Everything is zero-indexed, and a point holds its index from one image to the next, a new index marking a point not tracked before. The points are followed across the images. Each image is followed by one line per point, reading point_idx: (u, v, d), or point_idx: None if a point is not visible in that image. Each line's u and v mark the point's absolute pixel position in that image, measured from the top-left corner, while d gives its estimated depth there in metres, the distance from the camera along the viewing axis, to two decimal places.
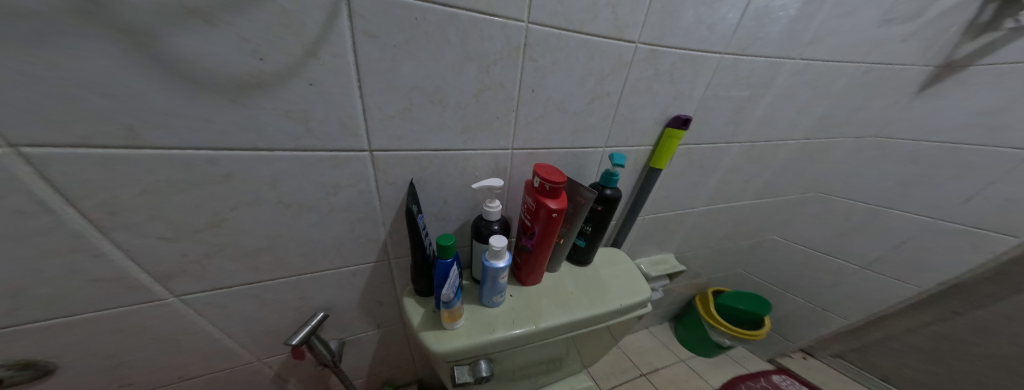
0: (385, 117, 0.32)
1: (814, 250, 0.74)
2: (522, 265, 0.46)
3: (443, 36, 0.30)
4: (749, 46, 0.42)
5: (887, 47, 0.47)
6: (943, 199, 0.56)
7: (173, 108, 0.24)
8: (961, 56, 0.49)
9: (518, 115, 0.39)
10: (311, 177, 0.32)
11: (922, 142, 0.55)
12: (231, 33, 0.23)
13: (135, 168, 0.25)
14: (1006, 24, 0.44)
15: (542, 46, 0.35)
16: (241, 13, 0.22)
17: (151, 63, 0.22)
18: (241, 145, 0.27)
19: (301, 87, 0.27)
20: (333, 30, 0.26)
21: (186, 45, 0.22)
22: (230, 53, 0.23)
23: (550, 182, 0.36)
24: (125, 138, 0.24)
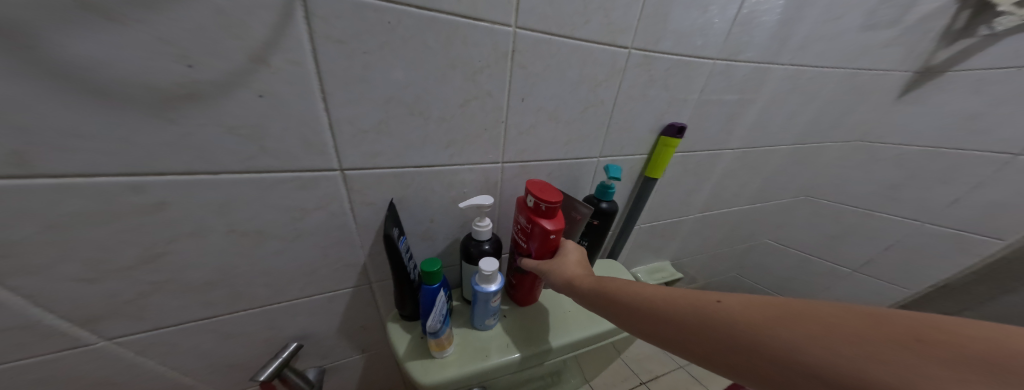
0: (358, 132, 0.28)
1: (805, 252, 0.74)
2: (520, 286, 0.43)
3: (421, 42, 0.27)
4: (742, 52, 0.41)
5: (871, 53, 0.47)
6: (931, 202, 0.57)
7: (75, 128, 0.20)
8: (938, 62, 0.49)
9: (508, 126, 0.36)
10: (269, 200, 0.28)
11: (906, 146, 0.56)
12: (146, 34, 0.19)
13: (34, 201, 0.21)
14: (980, 31, 0.45)
15: (531, 52, 0.32)
16: (161, 10, 0.19)
17: (37, 71, 0.18)
18: (177, 168, 0.24)
19: (251, 100, 0.23)
20: (287, 34, 0.23)
21: (83, 50, 0.18)
22: (149, 59, 0.20)
23: (544, 201, 0.33)
24: (15, 166, 0.19)
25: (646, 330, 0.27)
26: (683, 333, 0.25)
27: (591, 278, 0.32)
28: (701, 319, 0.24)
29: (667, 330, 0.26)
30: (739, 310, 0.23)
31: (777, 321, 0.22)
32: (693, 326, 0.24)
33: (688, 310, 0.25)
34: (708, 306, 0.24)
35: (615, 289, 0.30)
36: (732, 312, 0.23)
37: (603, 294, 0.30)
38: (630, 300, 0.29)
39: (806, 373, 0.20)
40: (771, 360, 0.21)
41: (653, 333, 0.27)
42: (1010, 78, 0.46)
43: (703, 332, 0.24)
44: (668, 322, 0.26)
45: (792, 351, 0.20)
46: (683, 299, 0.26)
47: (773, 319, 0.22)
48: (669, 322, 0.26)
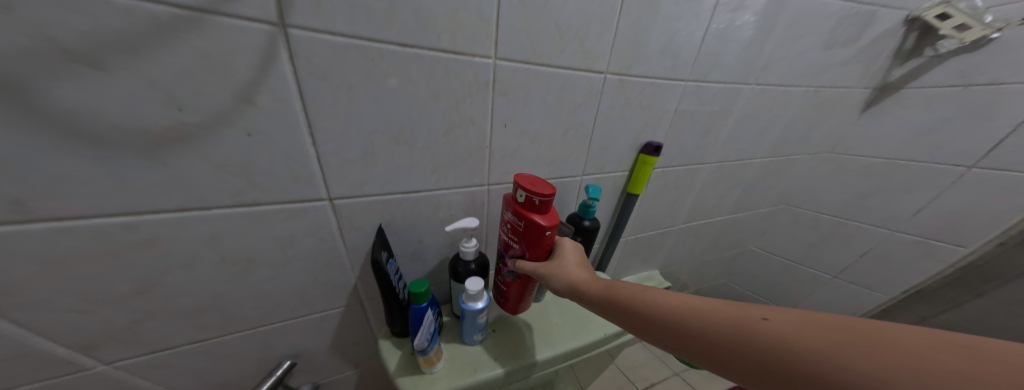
0: (344, 163, 0.30)
1: (788, 259, 0.76)
2: (513, 291, 0.42)
3: (404, 75, 0.29)
4: (710, 73, 0.43)
5: (834, 70, 0.49)
6: (897, 212, 0.59)
7: (70, 175, 0.21)
8: (895, 79, 0.53)
9: (492, 151, 0.38)
10: (259, 230, 0.29)
11: (873, 158, 0.59)
12: (135, 81, 0.21)
13: (32, 242, 0.22)
14: (926, 52, 0.49)
15: (510, 80, 0.34)
16: (151, 58, 0.21)
17: (31, 124, 0.19)
18: (169, 204, 0.25)
19: (238, 138, 0.25)
20: (271, 73, 0.24)
21: (77, 99, 0.19)
22: (139, 106, 0.21)
23: (538, 194, 0.32)
24: (15, 212, 0.21)
25: (684, 344, 0.27)
26: (732, 352, 0.25)
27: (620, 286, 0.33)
28: (751, 338, 0.24)
29: (710, 345, 0.26)
30: (793, 330, 0.23)
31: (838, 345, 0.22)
32: (740, 344, 0.25)
33: (735, 327, 0.25)
34: (751, 322, 0.25)
35: (652, 302, 0.30)
36: (784, 331, 0.24)
37: (637, 306, 0.30)
38: (671, 315, 0.28)
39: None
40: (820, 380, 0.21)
41: (690, 346, 0.27)
42: (958, 96, 0.49)
43: (752, 351, 0.24)
44: (710, 336, 0.26)
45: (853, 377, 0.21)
46: (730, 315, 0.26)
47: (835, 341, 0.22)
48: (712, 338, 0.26)
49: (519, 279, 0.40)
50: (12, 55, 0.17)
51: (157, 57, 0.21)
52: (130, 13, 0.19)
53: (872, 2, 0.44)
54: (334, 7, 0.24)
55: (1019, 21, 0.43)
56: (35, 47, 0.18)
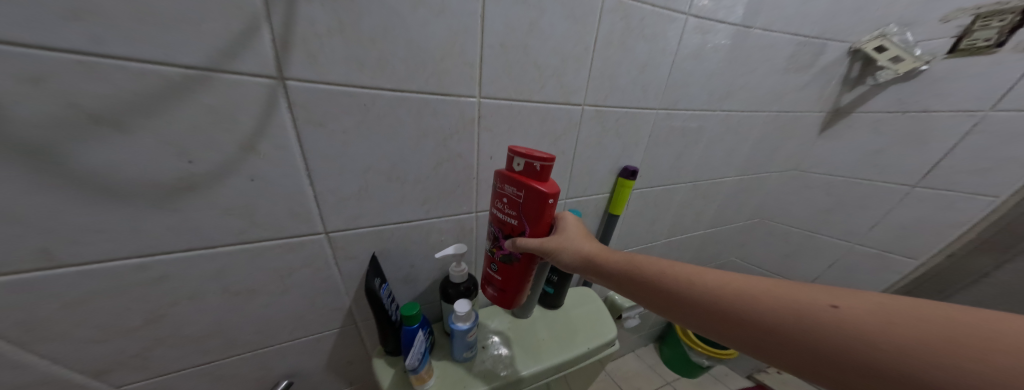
0: (340, 199, 0.33)
1: (767, 271, 0.80)
2: (510, 279, 0.39)
3: (396, 117, 0.33)
4: (678, 102, 0.49)
5: (789, 96, 0.56)
6: (856, 226, 0.64)
7: (92, 224, 0.24)
8: (844, 104, 0.60)
9: (479, 181, 0.41)
10: (259, 261, 0.32)
11: (831, 176, 0.64)
12: (151, 139, 0.24)
13: (53, 285, 0.24)
14: (868, 80, 0.56)
15: (495, 116, 0.38)
16: (165, 119, 0.24)
17: (58, 183, 0.22)
18: (178, 243, 0.27)
19: (242, 183, 0.28)
20: (272, 122, 0.27)
21: (101, 158, 0.22)
22: (154, 160, 0.24)
23: (539, 160, 0.30)
24: (40, 260, 0.23)
25: (744, 331, 0.28)
26: (799, 340, 0.25)
27: (673, 274, 0.33)
28: (820, 326, 0.25)
29: (775, 332, 0.26)
30: (864, 319, 0.24)
31: (913, 335, 0.22)
32: (807, 332, 0.25)
33: (802, 317, 0.26)
34: (818, 309, 0.25)
35: (709, 289, 0.30)
36: (855, 320, 0.24)
37: (693, 293, 0.31)
38: (731, 301, 0.29)
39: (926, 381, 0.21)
40: (887, 367, 0.22)
41: (751, 333, 0.27)
42: (899, 120, 0.55)
43: (820, 339, 0.24)
44: (775, 325, 0.26)
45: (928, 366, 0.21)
46: (797, 304, 0.26)
47: (909, 330, 0.22)
48: (776, 325, 0.26)
49: (517, 264, 0.37)
50: (46, 126, 0.20)
51: (169, 117, 0.24)
52: (144, 76, 0.22)
53: (817, 36, 0.51)
54: (330, 63, 0.28)
55: (942, 55, 0.50)
56: (63, 119, 0.21)
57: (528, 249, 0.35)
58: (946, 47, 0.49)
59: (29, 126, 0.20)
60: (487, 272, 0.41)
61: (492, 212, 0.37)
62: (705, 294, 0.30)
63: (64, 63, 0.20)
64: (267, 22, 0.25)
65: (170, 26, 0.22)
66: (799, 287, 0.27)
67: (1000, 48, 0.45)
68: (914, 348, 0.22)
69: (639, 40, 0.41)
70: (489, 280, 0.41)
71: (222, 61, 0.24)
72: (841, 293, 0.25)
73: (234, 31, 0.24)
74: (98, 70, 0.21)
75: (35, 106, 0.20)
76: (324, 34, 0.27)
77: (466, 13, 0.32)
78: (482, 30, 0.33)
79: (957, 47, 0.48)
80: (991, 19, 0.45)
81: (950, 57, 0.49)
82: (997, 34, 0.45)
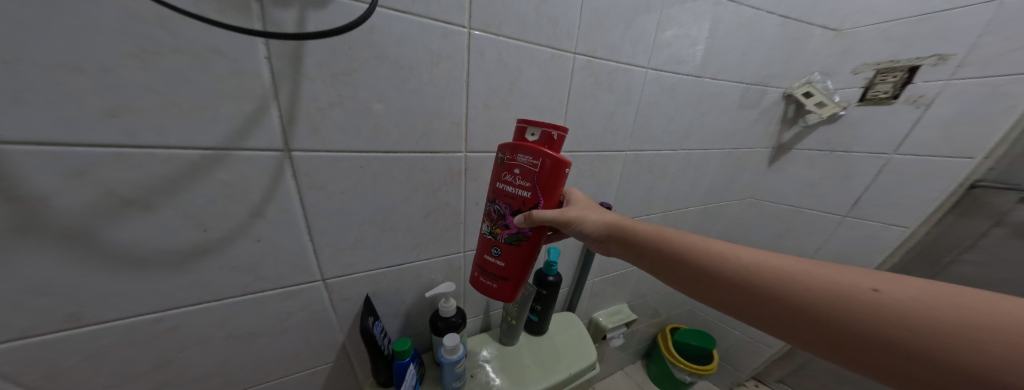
0: (336, 250, 0.38)
1: None
2: (517, 262, 0.38)
3: (389, 175, 0.38)
4: (645, 143, 0.57)
5: (739, 136, 0.67)
6: (804, 247, 0.75)
7: (116, 289, 0.29)
8: (786, 140, 0.71)
9: (466, 225, 0.47)
10: (261, 307, 0.36)
11: (780, 204, 0.77)
12: (173, 214, 0.29)
13: (81, 340, 0.29)
14: (800, 121, 0.69)
15: (480, 167, 0.44)
16: (185, 197, 0.28)
17: (93, 257, 0.27)
18: (190, 297, 0.32)
19: (248, 244, 0.33)
20: (277, 189, 0.32)
21: (130, 235, 0.28)
22: (174, 232, 0.29)
23: (556, 128, 0.32)
24: (68, 321, 0.28)
25: (776, 304, 0.31)
26: (830, 315, 0.28)
27: (715, 255, 0.35)
28: (855, 302, 0.27)
29: (807, 306, 0.29)
30: (899, 299, 0.26)
31: (940, 316, 0.25)
32: (839, 308, 0.28)
33: (838, 295, 0.28)
34: (856, 292, 0.28)
35: (749, 268, 0.33)
36: (891, 300, 0.26)
37: (733, 272, 0.33)
38: (769, 279, 0.32)
39: (941, 357, 0.24)
40: (908, 344, 0.25)
41: (783, 306, 0.30)
42: (828, 158, 0.67)
43: (849, 315, 0.27)
44: (809, 301, 0.29)
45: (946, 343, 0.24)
46: (836, 284, 0.29)
47: (936, 311, 0.25)
48: (810, 300, 0.29)
49: (525, 243, 0.37)
50: (86, 213, 0.25)
51: (187, 194, 0.28)
52: (169, 161, 0.27)
53: (761, 83, 0.63)
54: (331, 134, 0.33)
55: (855, 102, 0.63)
56: (101, 204, 0.26)
57: (548, 220, 0.35)
58: (857, 95, 0.62)
59: (74, 214, 0.25)
60: (486, 259, 0.39)
61: (499, 187, 0.36)
62: (743, 271, 0.33)
63: (105, 157, 0.25)
64: (275, 101, 0.30)
65: (195, 115, 0.27)
66: (840, 271, 0.29)
67: (895, 100, 0.58)
68: (939, 330, 0.24)
69: (604, 92, 0.50)
70: (491, 267, 0.39)
71: (236, 141, 0.29)
72: (881, 277, 0.27)
73: (246, 113, 0.29)
74: (132, 160, 0.26)
75: (80, 197, 0.25)
76: (325, 107, 0.32)
77: (452, 81, 0.38)
78: (466, 95, 0.40)
79: (865, 97, 0.61)
80: (885, 75, 0.59)
81: (861, 104, 0.62)
82: (891, 88, 0.58)
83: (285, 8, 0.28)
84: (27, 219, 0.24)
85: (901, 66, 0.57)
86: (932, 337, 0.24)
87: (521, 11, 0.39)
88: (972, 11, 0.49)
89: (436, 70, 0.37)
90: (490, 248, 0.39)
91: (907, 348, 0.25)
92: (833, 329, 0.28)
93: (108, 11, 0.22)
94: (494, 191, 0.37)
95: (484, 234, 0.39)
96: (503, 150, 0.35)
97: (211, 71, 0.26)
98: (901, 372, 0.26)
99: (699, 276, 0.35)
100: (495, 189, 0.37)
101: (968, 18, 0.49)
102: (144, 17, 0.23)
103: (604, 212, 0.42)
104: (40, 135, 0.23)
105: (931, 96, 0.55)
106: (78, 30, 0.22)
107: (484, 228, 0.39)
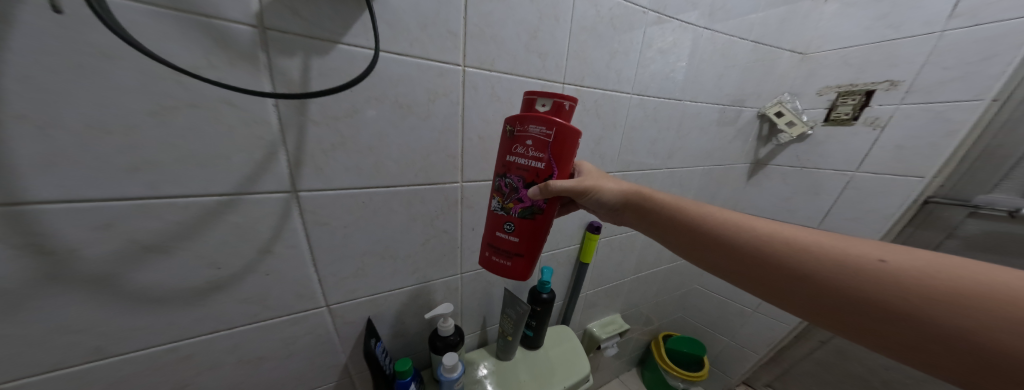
0: (340, 279, 0.40)
1: (723, 297, 0.92)
2: (530, 237, 0.38)
3: (390, 208, 0.40)
4: (630, 164, 0.61)
5: (719, 154, 0.72)
6: None
7: (136, 324, 0.31)
8: (762, 156, 0.79)
9: (463, 249, 0.50)
10: (269, 334, 0.38)
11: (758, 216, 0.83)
12: (190, 254, 0.31)
13: (103, 370, 0.31)
14: (773, 140, 0.75)
15: (475, 196, 0.47)
16: (200, 238, 0.31)
17: (116, 296, 0.29)
18: (204, 327, 0.34)
19: (258, 277, 0.35)
20: (285, 227, 0.35)
21: (150, 275, 0.30)
22: (190, 270, 0.31)
23: (567, 99, 0.33)
24: (92, 354, 0.30)
25: (783, 270, 0.33)
26: (831, 280, 0.30)
27: (729, 227, 0.37)
28: (858, 270, 0.29)
29: (812, 272, 0.31)
30: (903, 269, 0.28)
31: (938, 287, 0.26)
32: (842, 275, 0.30)
33: (845, 263, 0.30)
34: (862, 262, 0.29)
35: (761, 238, 0.35)
36: (894, 270, 0.28)
37: (745, 241, 0.36)
38: (778, 247, 0.34)
39: (930, 323, 0.26)
40: (902, 310, 0.27)
41: (789, 272, 0.33)
42: (799, 173, 0.74)
43: (850, 281, 0.29)
44: (814, 267, 0.31)
45: (935, 310, 0.26)
46: (846, 254, 0.30)
47: (935, 281, 0.26)
48: (815, 267, 0.31)
49: (539, 216, 0.38)
50: (111, 258, 0.28)
51: (202, 236, 0.31)
52: (187, 208, 0.29)
53: (737, 105, 0.68)
54: (335, 172, 0.35)
55: (821, 122, 0.69)
56: (124, 251, 0.28)
57: (564, 190, 0.36)
58: (822, 116, 0.69)
59: (101, 260, 0.27)
60: (498, 236, 0.39)
61: (509, 160, 0.36)
62: (755, 240, 0.35)
63: (127, 208, 0.27)
64: (283, 147, 0.32)
65: (209, 163, 0.29)
66: (851, 243, 0.31)
67: (855, 121, 0.64)
68: (933, 298, 0.26)
69: (592, 119, 0.53)
70: (504, 244, 0.39)
71: (247, 185, 0.31)
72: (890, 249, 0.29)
73: (257, 159, 0.31)
74: (152, 210, 0.28)
75: (107, 244, 0.27)
76: (330, 148, 0.34)
77: (448, 116, 0.41)
78: (461, 128, 0.43)
79: (829, 118, 0.68)
80: (846, 98, 0.65)
81: (825, 124, 0.69)
82: (852, 111, 0.64)
83: (290, 57, 0.30)
84: (58, 269, 0.26)
85: (860, 90, 0.63)
86: (925, 304, 0.26)
87: (512, 49, 0.42)
88: (913, 42, 0.56)
89: (433, 108, 0.40)
90: (502, 225, 0.39)
91: (898, 314, 0.27)
92: (831, 293, 0.30)
93: (129, 72, 0.24)
94: (505, 165, 0.37)
95: (495, 211, 0.39)
96: (512, 121, 0.36)
97: (223, 120, 0.29)
98: (887, 336, 0.28)
99: (711, 245, 0.38)
100: (506, 162, 0.37)
101: (910, 48, 0.56)
102: (162, 75, 0.26)
103: (617, 182, 0.43)
104: (72, 193, 0.25)
105: (886, 118, 0.60)
106: (101, 92, 0.24)
107: (493, 204, 0.39)
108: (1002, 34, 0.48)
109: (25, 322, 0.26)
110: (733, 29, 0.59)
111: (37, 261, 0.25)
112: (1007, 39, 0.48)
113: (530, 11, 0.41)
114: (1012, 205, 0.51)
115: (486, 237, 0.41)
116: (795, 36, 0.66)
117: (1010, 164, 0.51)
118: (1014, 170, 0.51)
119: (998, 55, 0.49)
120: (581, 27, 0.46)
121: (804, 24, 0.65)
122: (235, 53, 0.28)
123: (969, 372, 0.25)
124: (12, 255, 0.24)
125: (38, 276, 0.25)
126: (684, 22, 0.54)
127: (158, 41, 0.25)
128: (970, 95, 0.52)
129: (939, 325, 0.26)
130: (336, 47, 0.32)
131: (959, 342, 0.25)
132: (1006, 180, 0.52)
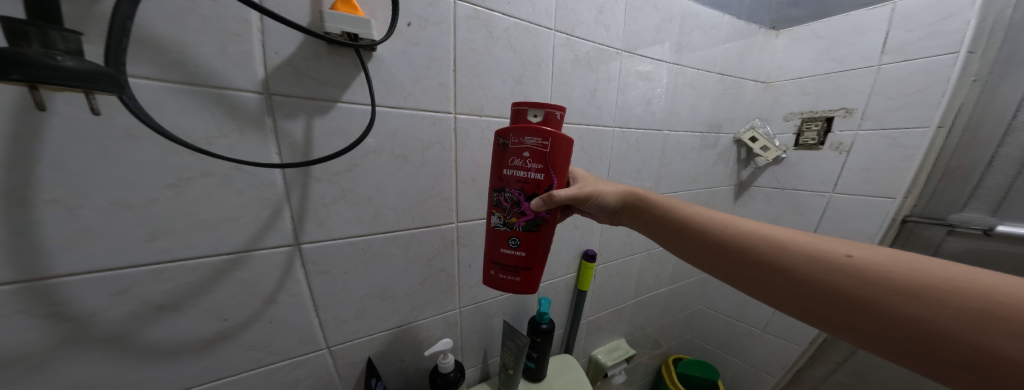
0: (340, 322, 0.42)
1: (728, 317, 0.96)
2: (536, 248, 0.39)
3: (388, 251, 0.43)
4: None
5: (704, 179, 0.77)
6: None
7: (143, 379, 0.32)
8: (746, 178, 0.87)
9: (461, 284, 0.51)
10: (272, 379, 0.39)
11: None
12: (197, 309, 0.32)
13: None
14: (751, 163, 0.85)
15: (470, 234, 0.49)
16: (208, 292, 0.32)
17: (128, 353, 0.30)
18: (208, 377, 0.35)
19: (262, 325, 0.37)
20: (288, 277, 0.37)
21: (160, 332, 0.31)
22: (197, 324, 0.33)
23: (556, 107, 0.35)
24: None
25: (762, 265, 0.35)
26: (805, 273, 0.32)
27: (714, 225, 0.39)
28: (827, 263, 0.31)
29: (788, 265, 0.33)
30: (869, 262, 0.29)
31: (900, 280, 0.28)
32: (814, 268, 0.31)
33: (817, 256, 0.32)
34: (833, 256, 0.31)
35: (745, 235, 0.36)
36: (860, 264, 0.30)
37: (730, 239, 0.37)
38: (759, 243, 0.35)
39: (892, 313, 0.27)
40: (866, 301, 0.28)
41: (767, 266, 0.34)
42: (782, 194, 0.82)
43: (819, 273, 0.31)
44: (790, 262, 0.33)
45: (897, 300, 0.27)
46: (819, 250, 0.32)
47: (898, 272, 0.28)
48: (791, 261, 0.33)
49: (543, 226, 0.39)
50: (125, 320, 0.29)
51: (210, 290, 0.32)
52: (198, 265, 0.31)
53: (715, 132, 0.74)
54: (335, 223, 0.38)
55: (792, 147, 0.78)
56: (138, 312, 0.30)
57: (564, 198, 0.38)
58: (791, 141, 0.79)
59: (115, 321, 0.29)
60: (503, 252, 0.40)
61: (507, 173, 0.37)
62: (736, 237, 0.37)
63: (141, 274, 0.29)
64: (288, 204, 0.35)
65: (219, 226, 0.32)
66: (824, 240, 0.32)
67: (822, 145, 0.73)
68: (894, 290, 0.28)
69: (578, 153, 0.56)
70: (510, 259, 0.39)
71: (253, 242, 0.34)
72: (857, 244, 0.30)
73: (263, 217, 0.33)
74: (164, 273, 0.30)
75: (121, 307, 0.29)
76: (330, 201, 0.37)
77: (441, 161, 0.44)
78: (455, 172, 0.45)
79: (799, 142, 0.77)
80: (810, 124, 0.75)
81: (797, 148, 0.78)
82: (817, 136, 0.74)
83: (293, 120, 0.33)
84: (76, 333, 0.28)
85: (821, 116, 0.73)
86: (888, 296, 0.28)
87: (499, 94, 0.46)
88: (859, 73, 0.66)
89: (427, 155, 0.42)
90: (506, 240, 0.39)
91: (865, 304, 0.29)
92: (805, 285, 0.32)
93: (149, 149, 0.27)
94: (502, 179, 0.38)
95: (497, 227, 0.39)
96: (506, 133, 0.36)
97: (233, 185, 0.31)
98: (854, 326, 0.29)
99: (696, 243, 0.39)
100: (503, 176, 0.38)
101: (858, 79, 0.67)
102: (178, 150, 0.28)
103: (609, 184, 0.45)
104: (94, 263, 0.27)
105: (848, 143, 0.69)
106: (125, 169, 0.27)
107: (493, 221, 0.40)
108: (931, 67, 0.58)
109: (44, 384, 0.28)
110: (700, 62, 0.65)
111: (57, 327, 0.27)
112: (937, 72, 0.57)
113: (514, 60, 0.45)
114: (984, 224, 0.54)
115: (491, 254, 0.41)
116: (757, 66, 0.77)
117: (975, 177, 0.56)
118: (977, 189, 0.55)
119: (931, 86, 0.58)
120: (562, 72, 0.50)
121: (763, 57, 0.77)
122: (243, 120, 0.31)
123: (929, 361, 0.26)
124: (33, 325, 0.26)
125: (58, 339, 0.27)
126: (656, 59, 0.59)
127: (174, 116, 0.28)
128: (916, 122, 0.60)
129: (902, 316, 0.27)
130: (336, 106, 0.35)
131: (919, 333, 0.26)
132: (974, 199, 0.56)
